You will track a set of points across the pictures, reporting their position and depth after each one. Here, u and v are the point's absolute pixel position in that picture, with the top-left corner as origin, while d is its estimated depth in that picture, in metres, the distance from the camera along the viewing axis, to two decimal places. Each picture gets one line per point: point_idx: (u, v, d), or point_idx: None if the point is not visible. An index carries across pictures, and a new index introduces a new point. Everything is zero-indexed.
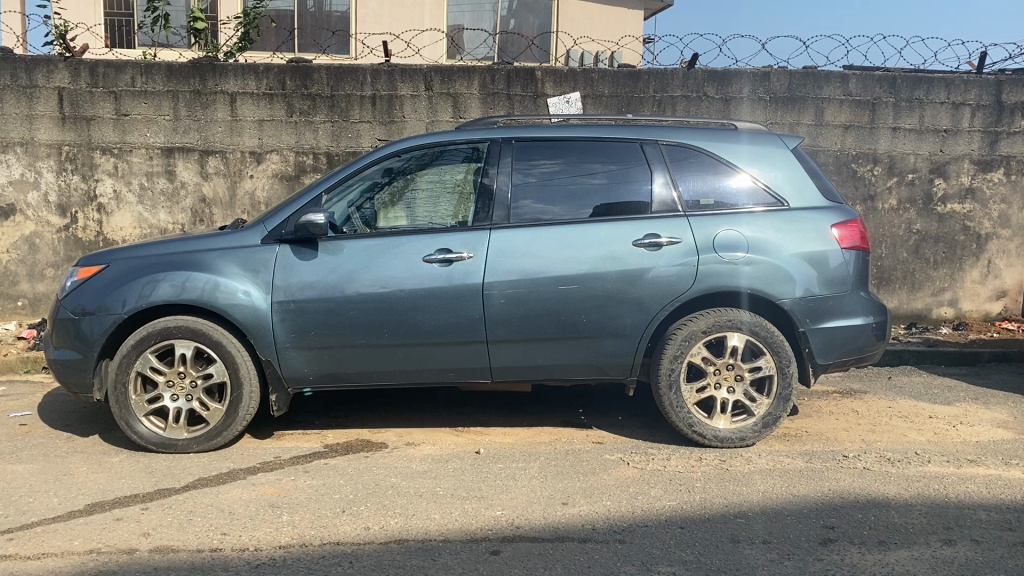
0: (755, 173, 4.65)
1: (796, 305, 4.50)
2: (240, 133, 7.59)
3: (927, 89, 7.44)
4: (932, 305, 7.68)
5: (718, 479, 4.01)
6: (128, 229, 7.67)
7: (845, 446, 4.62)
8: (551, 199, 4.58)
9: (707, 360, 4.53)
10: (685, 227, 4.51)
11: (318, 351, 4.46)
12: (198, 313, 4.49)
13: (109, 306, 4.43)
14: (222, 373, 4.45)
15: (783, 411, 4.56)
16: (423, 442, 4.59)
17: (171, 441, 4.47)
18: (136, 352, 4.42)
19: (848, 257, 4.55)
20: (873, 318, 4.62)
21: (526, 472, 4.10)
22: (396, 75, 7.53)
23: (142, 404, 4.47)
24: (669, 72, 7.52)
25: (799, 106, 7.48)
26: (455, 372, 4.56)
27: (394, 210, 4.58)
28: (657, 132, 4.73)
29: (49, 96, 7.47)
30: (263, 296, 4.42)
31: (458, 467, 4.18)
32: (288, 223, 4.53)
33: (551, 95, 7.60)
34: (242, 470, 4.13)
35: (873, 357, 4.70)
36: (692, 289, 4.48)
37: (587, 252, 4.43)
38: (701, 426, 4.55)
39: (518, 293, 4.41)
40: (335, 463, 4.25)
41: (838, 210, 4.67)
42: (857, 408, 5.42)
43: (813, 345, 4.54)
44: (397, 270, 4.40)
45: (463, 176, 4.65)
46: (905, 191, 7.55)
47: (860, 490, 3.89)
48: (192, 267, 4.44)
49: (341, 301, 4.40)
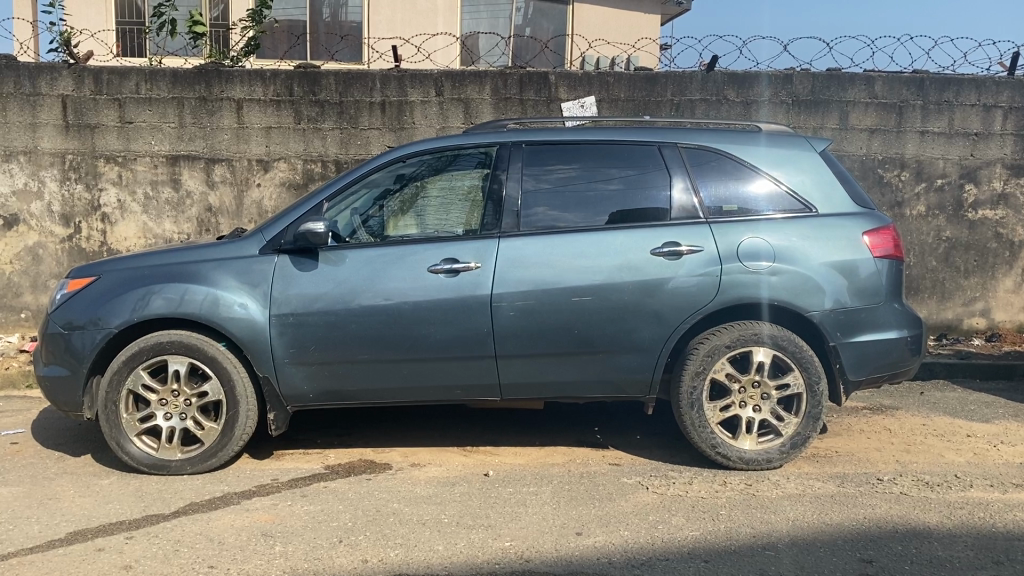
0: (780, 178, 4.38)
1: (825, 317, 4.22)
2: (247, 141, 7.39)
3: (957, 92, 7.13)
4: (963, 315, 7.34)
5: (744, 506, 3.73)
6: (133, 239, 7.49)
7: (879, 468, 4.32)
8: (564, 206, 4.33)
9: (731, 377, 4.25)
10: (706, 234, 4.24)
11: (318, 367, 4.22)
12: (194, 328, 4.27)
13: (99, 320, 4.22)
14: (218, 390, 4.22)
15: (812, 431, 4.27)
16: (430, 463, 4.34)
17: (164, 462, 4.24)
18: (127, 369, 4.20)
19: (880, 266, 4.27)
20: (908, 331, 4.32)
21: (537, 497, 3.83)
22: (406, 80, 7.31)
23: (133, 423, 4.24)
24: (687, 76, 7.27)
25: (822, 109, 7.20)
26: (462, 390, 4.31)
27: (404, 219, 4.35)
28: (677, 134, 4.48)
29: (53, 104, 7.31)
30: (261, 309, 4.19)
31: (465, 492, 3.91)
32: (288, 232, 4.31)
33: (565, 99, 7.36)
34: (236, 494, 3.90)
35: (908, 373, 4.40)
36: (714, 301, 4.21)
37: (603, 261, 4.17)
38: (725, 447, 4.27)
39: (528, 305, 4.15)
40: (334, 486, 4.01)
41: (869, 216, 4.39)
42: (889, 426, 5.12)
43: (844, 360, 4.26)
44: (402, 281, 4.16)
45: (474, 183, 4.41)
46: (934, 198, 7.24)
47: (899, 518, 3.60)
48: (187, 278, 4.22)
49: (342, 314, 4.16)
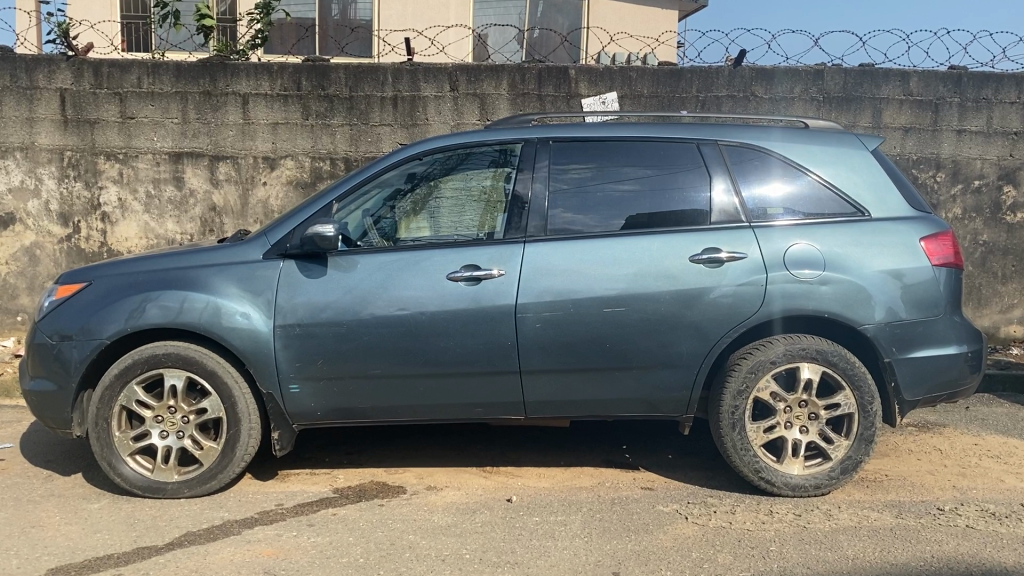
0: (827, 178, 4.03)
1: (880, 331, 3.86)
2: (252, 137, 7.06)
3: (996, 89, 6.75)
4: (1001, 323, 6.96)
5: (796, 541, 3.38)
6: (134, 240, 7.17)
7: (936, 495, 3.97)
8: (591, 208, 3.98)
9: (776, 396, 3.90)
10: (750, 239, 3.89)
11: (326, 382, 3.89)
12: (191, 339, 3.94)
13: (90, 330, 3.89)
14: (219, 407, 3.88)
15: (864, 455, 3.92)
16: (447, 487, 4.01)
17: (159, 485, 3.90)
18: (120, 383, 3.87)
19: (939, 275, 3.92)
20: (968, 346, 3.96)
21: (567, 529, 3.50)
22: (419, 75, 6.97)
23: (126, 442, 3.92)
24: (714, 71, 6.91)
25: (856, 107, 6.83)
26: (482, 408, 3.97)
27: (418, 221, 4.01)
28: (715, 131, 4.12)
29: (51, 98, 7.00)
30: (265, 318, 3.86)
31: (487, 521, 3.58)
32: (293, 235, 3.96)
33: (585, 95, 7.00)
34: (238, 522, 3.58)
35: (967, 391, 4.05)
36: (759, 313, 3.85)
37: (636, 268, 3.83)
38: (769, 471, 3.92)
39: (556, 316, 3.81)
40: (345, 513, 3.67)
41: (926, 220, 4.03)
42: (938, 446, 4.76)
43: (900, 378, 3.90)
44: (418, 289, 3.83)
45: (491, 183, 4.06)
46: (971, 199, 6.86)
47: (969, 557, 3.26)
48: (185, 285, 3.89)
49: (354, 325, 3.83)
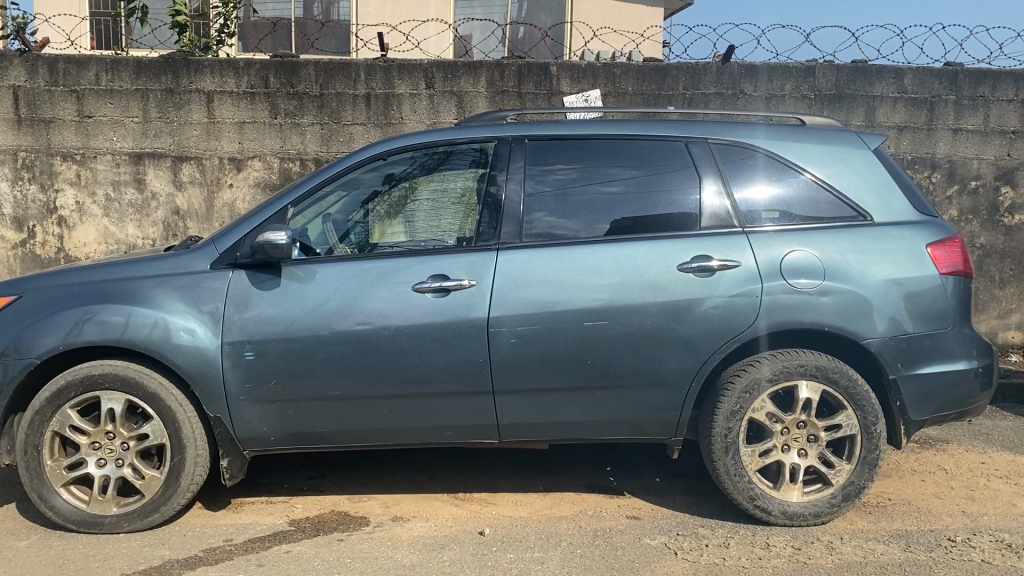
0: (827, 179, 3.72)
1: (883, 346, 3.55)
2: (217, 137, 6.70)
3: (993, 86, 6.46)
4: (998, 329, 6.67)
5: None
6: (93, 244, 6.78)
7: (945, 523, 3.66)
8: (573, 212, 3.65)
9: (772, 417, 3.59)
10: (744, 246, 3.57)
11: (280, 405, 3.54)
12: (132, 357, 3.58)
13: (18, 348, 3.52)
14: (161, 433, 3.52)
15: (868, 480, 3.61)
16: (415, 517, 3.66)
17: (96, 519, 3.54)
18: (52, 408, 3.51)
19: (948, 284, 3.61)
20: (978, 361, 3.65)
21: (544, 568, 3.17)
22: (393, 71, 6.62)
23: (60, 472, 3.55)
24: (702, 68, 6.61)
25: (849, 104, 6.54)
26: (453, 432, 3.63)
27: (392, 225, 3.67)
28: (704, 128, 3.80)
29: (4, 96, 6.62)
30: (212, 335, 3.51)
31: (456, 559, 3.24)
32: (248, 242, 3.61)
33: (567, 92, 6.67)
34: (180, 563, 3.23)
35: (977, 409, 3.74)
36: (754, 327, 3.53)
37: (618, 276, 3.50)
38: (765, 499, 3.60)
39: (532, 331, 3.48)
40: (300, 550, 3.33)
41: (933, 224, 3.72)
42: (943, 465, 4.45)
43: (905, 396, 3.59)
44: (382, 302, 3.48)
45: (467, 185, 3.72)
46: (968, 201, 6.56)
47: None
48: (124, 298, 3.53)
49: (311, 342, 3.48)
